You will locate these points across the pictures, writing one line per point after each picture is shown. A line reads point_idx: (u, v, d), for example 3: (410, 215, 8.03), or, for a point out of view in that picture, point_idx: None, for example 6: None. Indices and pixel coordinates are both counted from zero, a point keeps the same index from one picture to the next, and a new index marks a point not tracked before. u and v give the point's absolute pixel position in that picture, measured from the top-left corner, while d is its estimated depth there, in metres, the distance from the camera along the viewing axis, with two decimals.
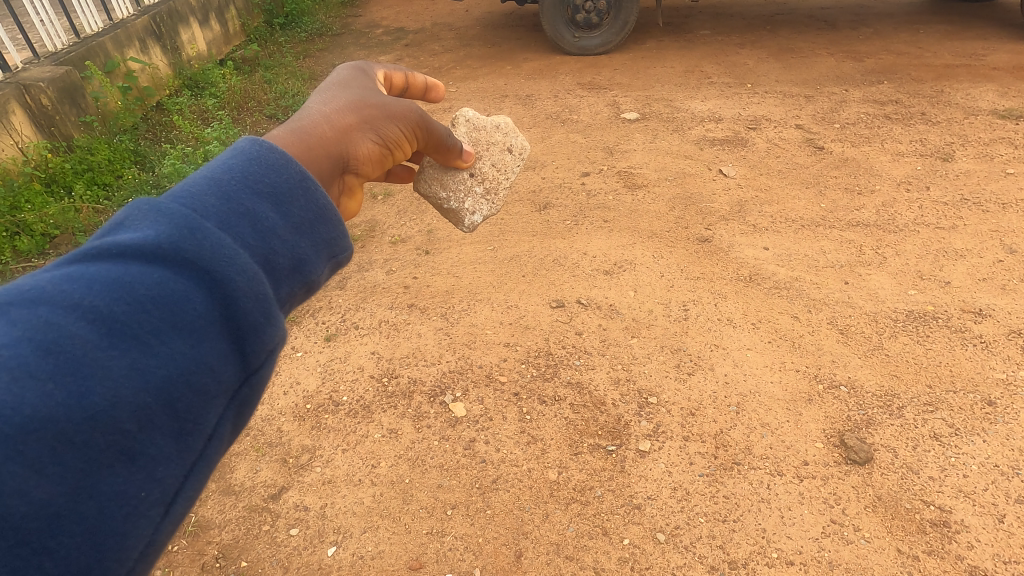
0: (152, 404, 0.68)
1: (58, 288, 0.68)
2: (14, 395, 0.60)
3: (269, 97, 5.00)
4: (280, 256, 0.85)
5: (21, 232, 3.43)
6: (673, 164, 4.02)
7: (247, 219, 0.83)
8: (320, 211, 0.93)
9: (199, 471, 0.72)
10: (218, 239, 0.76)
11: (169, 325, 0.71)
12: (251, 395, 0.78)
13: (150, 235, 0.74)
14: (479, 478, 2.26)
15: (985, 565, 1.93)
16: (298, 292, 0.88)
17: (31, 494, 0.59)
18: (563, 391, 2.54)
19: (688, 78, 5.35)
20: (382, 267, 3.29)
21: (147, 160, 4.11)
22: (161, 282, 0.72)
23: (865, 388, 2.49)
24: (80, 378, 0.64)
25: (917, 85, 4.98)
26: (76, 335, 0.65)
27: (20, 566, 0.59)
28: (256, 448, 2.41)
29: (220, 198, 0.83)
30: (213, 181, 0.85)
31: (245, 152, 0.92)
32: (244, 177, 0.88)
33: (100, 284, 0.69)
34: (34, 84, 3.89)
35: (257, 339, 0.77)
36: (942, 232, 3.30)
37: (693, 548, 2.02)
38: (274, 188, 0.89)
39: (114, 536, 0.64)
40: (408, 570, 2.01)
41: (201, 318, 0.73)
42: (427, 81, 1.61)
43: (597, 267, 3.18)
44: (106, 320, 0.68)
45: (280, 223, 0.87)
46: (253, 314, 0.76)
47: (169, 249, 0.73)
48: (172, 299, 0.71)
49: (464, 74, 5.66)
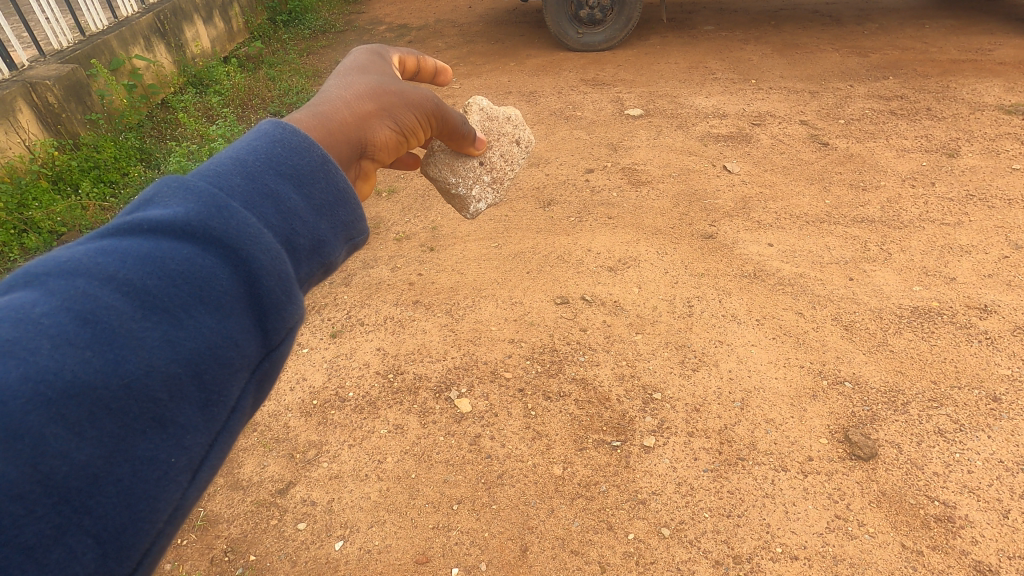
0: (183, 374, 0.69)
1: (91, 260, 0.70)
2: (55, 361, 0.61)
3: (274, 94, 5.01)
4: (301, 237, 0.86)
5: (28, 229, 3.45)
6: (678, 160, 4.02)
7: (270, 200, 0.85)
8: (340, 194, 0.94)
9: (223, 441, 0.73)
10: (244, 221, 0.78)
11: (197, 299, 0.72)
12: (271, 370, 0.80)
13: (180, 212, 0.76)
14: (485, 473, 2.27)
15: (989, 561, 1.94)
16: (315, 272, 0.90)
17: (72, 455, 0.60)
18: (568, 387, 2.55)
19: (693, 73, 5.34)
20: (387, 263, 3.30)
21: (153, 157, 4.13)
22: (190, 258, 0.73)
23: (870, 384, 2.49)
24: (115, 347, 0.65)
25: (923, 80, 4.96)
26: (111, 306, 0.67)
27: (61, 523, 0.60)
28: (263, 443, 2.43)
29: (244, 179, 0.84)
30: (239, 162, 0.86)
31: (268, 135, 0.93)
32: (268, 158, 0.89)
33: (132, 258, 0.71)
34: (40, 83, 3.90)
35: (279, 317, 0.79)
36: (947, 228, 3.30)
37: (698, 543, 2.03)
38: (297, 170, 0.91)
39: (146, 498, 0.66)
40: (414, 565, 2.03)
41: (227, 294, 0.75)
42: (438, 66, 1.61)
43: (601, 263, 3.18)
44: (137, 292, 0.69)
45: (300, 205, 0.88)
46: (275, 293, 0.78)
47: (198, 228, 0.75)
48: (200, 275, 0.73)
49: (467, 71, 5.66)
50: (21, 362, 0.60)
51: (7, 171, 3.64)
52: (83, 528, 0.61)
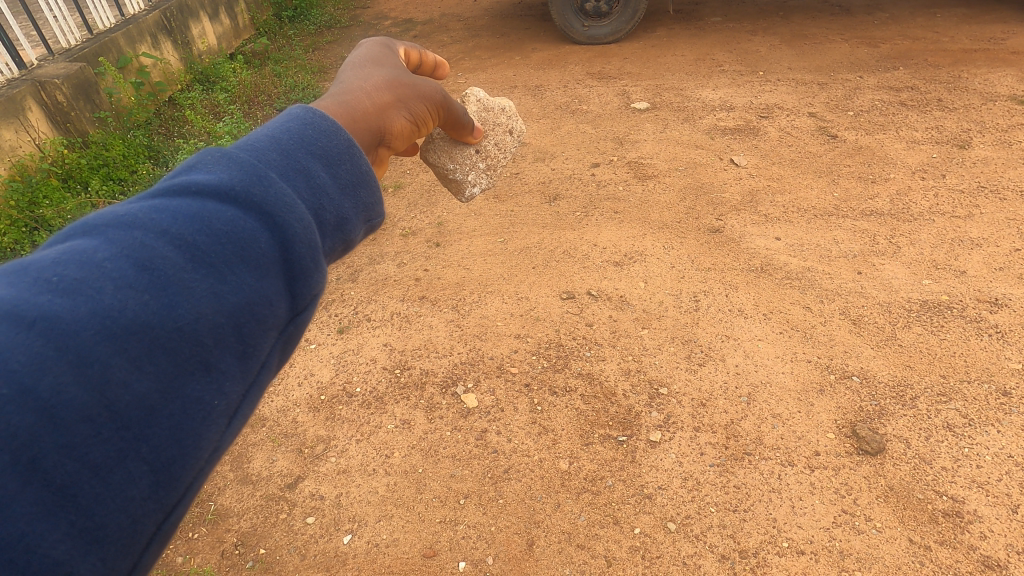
0: (225, 325, 0.69)
1: (145, 214, 0.70)
2: (118, 300, 0.62)
3: (280, 91, 5.04)
4: (327, 212, 0.85)
5: (38, 228, 3.47)
6: (684, 154, 3.99)
7: (302, 174, 0.85)
8: (363, 175, 0.94)
9: (254, 394, 0.72)
10: (281, 191, 0.79)
11: (238, 258, 0.72)
12: (294, 334, 0.79)
13: (224, 179, 0.76)
14: (491, 468, 2.28)
15: (998, 556, 1.93)
16: (336, 249, 0.88)
17: (133, 386, 0.61)
18: (573, 382, 2.55)
19: (699, 66, 5.30)
20: (393, 259, 3.31)
21: (161, 155, 4.16)
22: (234, 220, 0.74)
23: (877, 378, 2.48)
24: (168, 294, 0.65)
25: (934, 71, 4.89)
26: (165, 256, 0.67)
27: (123, 448, 0.60)
28: (272, 438, 2.46)
29: (280, 154, 0.85)
30: (275, 138, 0.87)
31: (298, 119, 0.93)
32: (300, 137, 0.89)
33: (183, 215, 0.71)
34: (50, 81, 3.93)
35: (305, 283, 0.78)
36: (957, 221, 3.26)
37: (704, 537, 2.03)
38: (326, 150, 0.90)
39: (192, 436, 0.65)
40: (421, 559, 2.05)
41: (264, 256, 0.74)
42: (438, 60, 1.62)
43: (607, 258, 3.18)
44: (185, 245, 0.69)
45: (328, 182, 0.88)
46: (305, 259, 0.78)
47: (240, 195, 0.76)
48: (243, 235, 0.73)
49: (473, 65, 5.64)
50: (88, 299, 0.61)
51: (18, 169, 3.66)
52: (140, 455, 0.61)
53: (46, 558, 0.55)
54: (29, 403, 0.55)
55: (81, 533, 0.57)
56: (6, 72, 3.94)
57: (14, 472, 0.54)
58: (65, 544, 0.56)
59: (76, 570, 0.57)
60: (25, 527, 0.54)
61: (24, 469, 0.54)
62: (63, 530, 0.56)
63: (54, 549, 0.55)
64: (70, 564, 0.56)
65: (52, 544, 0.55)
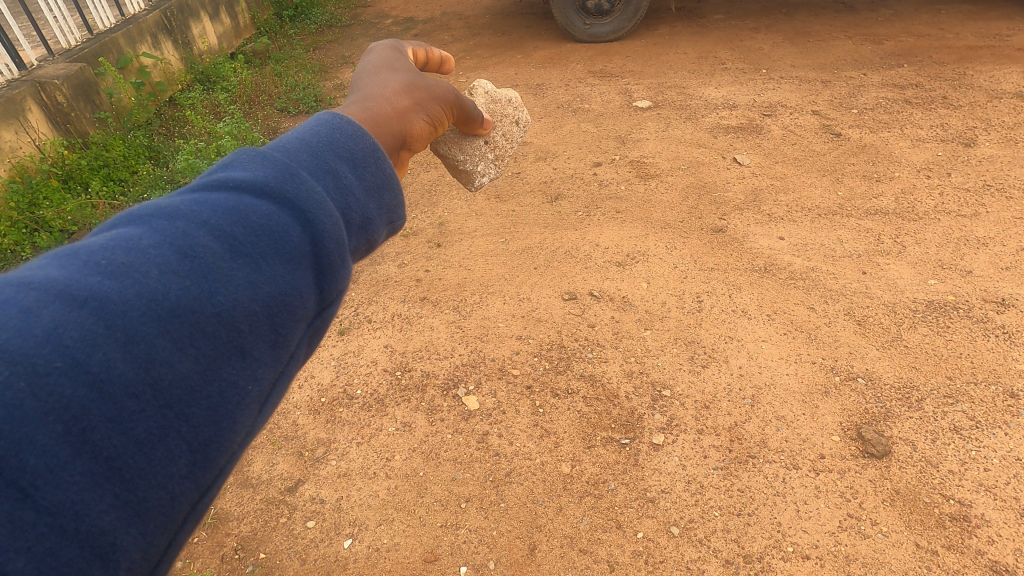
0: (260, 314, 0.66)
1: (185, 206, 0.69)
2: (162, 284, 0.60)
3: (280, 90, 5.03)
4: (352, 211, 0.82)
5: (39, 229, 3.46)
6: (687, 153, 3.96)
7: (331, 174, 0.82)
8: (387, 178, 0.90)
9: (283, 383, 0.69)
10: (311, 189, 0.77)
11: (273, 250, 0.70)
12: (321, 328, 0.75)
13: (259, 176, 0.75)
14: (493, 471, 2.27)
15: (1007, 561, 1.90)
16: (359, 250, 0.84)
17: (176, 366, 0.58)
18: (575, 384, 2.53)
19: (702, 64, 5.27)
20: (394, 260, 3.29)
21: (161, 155, 4.15)
22: (269, 214, 0.71)
23: (883, 380, 2.45)
24: (208, 281, 0.63)
25: (939, 68, 4.86)
26: (206, 245, 0.65)
27: (165, 425, 0.57)
28: (272, 441, 2.44)
29: (311, 155, 0.82)
30: (304, 140, 0.85)
31: (326, 123, 0.90)
32: (328, 139, 0.86)
33: (222, 208, 0.69)
34: (49, 82, 3.92)
35: (332, 279, 0.75)
36: (963, 220, 3.23)
37: (707, 542, 2.01)
38: (352, 153, 0.87)
39: (228, 418, 0.62)
40: (422, 563, 2.03)
41: (297, 249, 0.72)
42: (444, 56, 1.58)
43: (610, 258, 3.15)
44: (223, 235, 0.67)
45: (354, 183, 0.84)
46: (332, 254, 0.75)
47: (275, 191, 0.74)
48: (278, 229, 0.71)
49: (474, 64, 5.61)
50: (135, 282, 0.59)
51: (18, 171, 3.65)
52: (181, 434, 0.58)
53: (92, 528, 0.53)
54: (80, 375, 0.53)
55: (126, 506, 0.55)
56: (6, 73, 3.93)
57: (66, 441, 0.51)
58: (110, 515, 0.54)
59: (119, 542, 0.55)
60: (74, 496, 0.51)
61: (75, 439, 0.52)
62: (108, 501, 0.53)
63: (100, 518, 0.53)
64: (114, 535, 0.54)
65: (98, 515, 0.53)
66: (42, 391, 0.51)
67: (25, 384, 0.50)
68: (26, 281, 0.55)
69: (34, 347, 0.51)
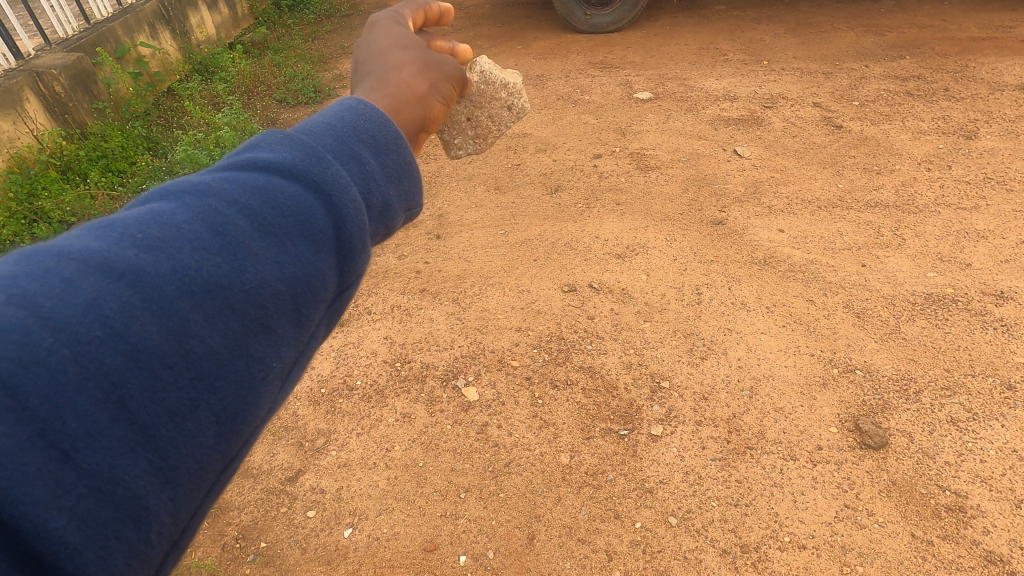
0: (285, 294, 0.66)
1: (216, 183, 0.69)
2: (193, 261, 0.61)
3: (279, 80, 4.99)
4: (374, 197, 0.81)
5: (37, 219, 3.45)
6: (687, 144, 3.96)
7: (355, 160, 0.80)
8: (409, 166, 0.88)
9: (304, 363, 0.70)
10: (337, 172, 0.76)
11: (298, 232, 0.69)
12: (340, 311, 0.76)
13: (286, 157, 0.74)
14: (492, 462, 2.28)
15: (1001, 551, 1.92)
16: (379, 235, 0.83)
17: (207, 340, 0.59)
18: (575, 375, 2.54)
19: (703, 55, 5.24)
20: (394, 251, 3.29)
21: (159, 146, 4.13)
22: (295, 195, 0.71)
23: (881, 372, 2.46)
24: (237, 259, 0.64)
25: (940, 59, 4.83)
26: (235, 224, 0.66)
27: (196, 396, 0.58)
28: (273, 432, 2.45)
29: (336, 139, 0.81)
30: (330, 123, 0.83)
31: (352, 106, 0.89)
32: (353, 122, 0.85)
33: (251, 187, 0.70)
34: (47, 72, 3.89)
35: (353, 264, 0.75)
36: (963, 213, 3.23)
37: (705, 532, 2.03)
38: (376, 139, 0.86)
39: (253, 394, 0.63)
40: (422, 552, 2.05)
41: (322, 232, 0.72)
42: (442, 10, 1.56)
43: (609, 250, 3.15)
44: (251, 215, 0.67)
45: (377, 169, 0.83)
46: (355, 238, 0.74)
47: (301, 173, 0.73)
48: (304, 211, 0.71)
49: (474, 55, 5.58)
50: (168, 257, 0.60)
51: (16, 161, 3.64)
52: (211, 405, 0.60)
53: (127, 491, 0.54)
54: (119, 345, 0.54)
55: (158, 472, 0.56)
56: (3, 63, 3.91)
57: (105, 407, 0.53)
58: (143, 480, 0.55)
59: (151, 506, 0.56)
60: (110, 460, 0.53)
61: (112, 406, 0.53)
62: (141, 467, 0.55)
63: (135, 483, 0.55)
64: (146, 499, 0.56)
65: (133, 479, 0.54)
66: (83, 358, 0.52)
67: (67, 351, 0.51)
68: (67, 252, 0.57)
69: (74, 316, 0.52)
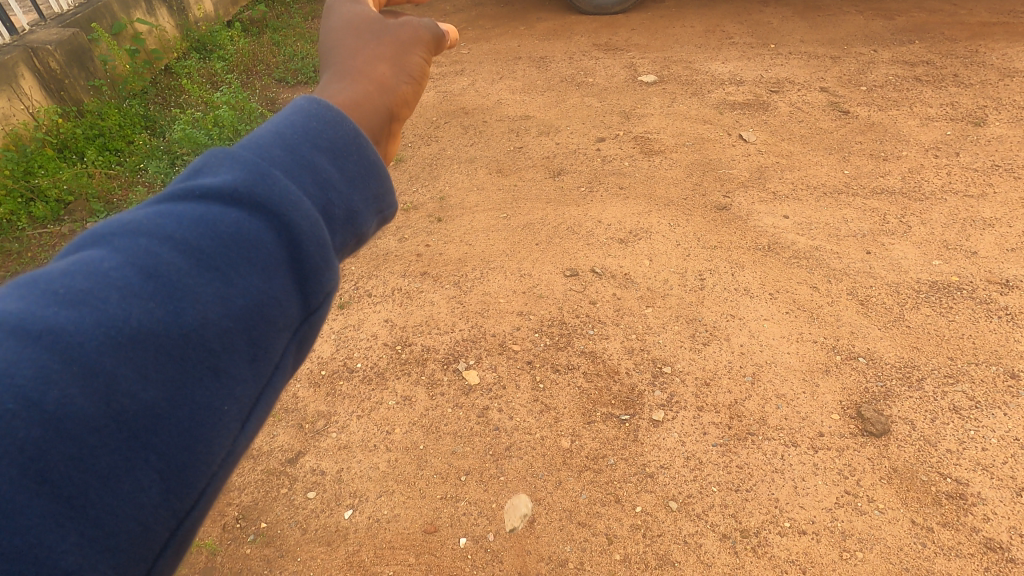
0: (232, 330, 0.64)
1: (150, 221, 0.66)
2: (123, 310, 0.58)
3: (279, 59, 4.91)
4: (334, 206, 0.76)
5: (35, 198, 3.43)
6: (692, 129, 3.91)
7: (307, 168, 0.75)
8: (372, 165, 0.83)
9: (268, 396, 0.67)
10: (284, 186, 0.71)
11: (243, 262, 0.66)
12: (309, 333, 0.73)
13: (226, 179, 0.70)
14: (493, 445, 2.28)
15: (1000, 538, 1.93)
16: (346, 245, 0.79)
17: (139, 395, 0.57)
18: (576, 360, 2.53)
19: (709, 38, 5.15)
20: (395, 234, 3.26)
21: (157, 125, 4.07)
22: (237, 222, 0.67)
23: (884, 359, 2.45)
24: (172, 302, 0.61)
25: (950, 45, 4.76)
26: (169, 265, 0.63)
27: (130, 457, 0.56)
28: (273, 413, 2.45)
29: (284, 149, 0.76)
30: (278, 131, 0.78)
31: (304, 107, 0.83)
32: (306, 129, 0.79)
33: (188, 219, 0.66)
34: (42, 48, 3.83)
35: (313, 285, 0.71)
36: (970, 200, 3.20)
37: (705, 517, 2.03)
38: (331, 141, 0.80)
39: (204, 440, 0.61)
40: (422, 534, 2.06)
41: (271, 257, 0.68)
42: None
43: (612, 235, 3.13)
44: (189, 251, 0.64)
45: (334, 175, 0.78)
46: (313, 255, 0.71)
47: (242, 194, 0.68)
48: (247, 238, 0.67)
49: (476, 35, 5.49)
50: (94, 310, 0.57)
51: (11, 138, 3.60)
52: (150, 462, 0.57)
53: (57, 565, 0.52)
54: (35, 416, 0.52)
55: (93, 540, 0.54)
56: None
57: (24, 484, 0.51)
58: (74, 552, 0.53)
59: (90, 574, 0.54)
60: (33, 536, 0.51)
61: (31, 481, 0.51)
62: (71, 540, 0.53)
63: (63, 559, 0.52)
64: (81, 568, 0.54)
65: (61, 553, 0.52)
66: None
67: None
68: None
69: None
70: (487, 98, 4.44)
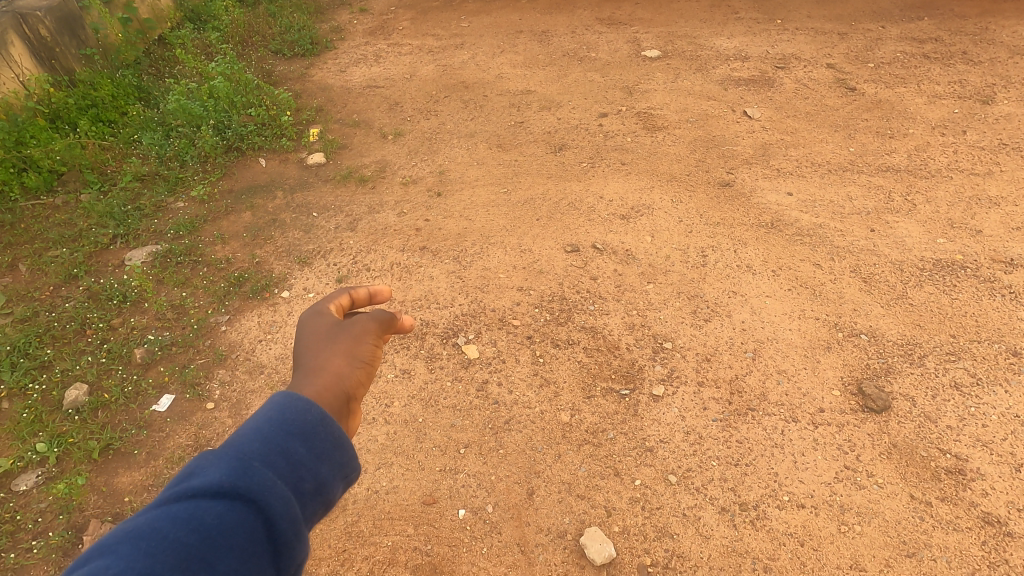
0: None
1: (144, 522, 0.73)
2: None
3: (274, 31, 4.79)
4: (305, 482, 0.86)
5: (27, 168, 3.37)
6: (695, 105, 3.85)
7: (283, 455, 0.85)
8: (339, 440, 0.93)
9: None
10: (264, 477, 0.80)
11: (227, 550, 0.74)
12: None
13: (213, 475, 0.78)
14: (492, 419, 2.27)
15: (998, 513, 1.93)
16: (315, 515, 0.87)
17: None
18: (577, 335, 2.52)
19: (715, 13, 5.05)
20: (393, 208, 3.22)
21: (151, 96, 4.01)
22: (223, 513, 0.76)
23: (886, 337, 2.44)
24: None
25: (960, 22, 4.67)
26: (161, 566, 0.70)
27: None
28: (271, 385, 2.43)
29: (263, 441, 0.86)
30: (257, 426, 0.88)
31: (278, 398, 0.94)
32: (279, 419, 0.90)
33: (180, 517, 0.74)
34: (31, 14, 3.74)
35: (286, 560, 0.79)
36: (976, 178, 3.16)
37: (705, 490, 2.04)
38: (303, 425, 0.91)
39: None
40: (421, 505, 2.06)
41: (252, 542, 0.76)
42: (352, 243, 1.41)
43: (613, 211, 3.09)
44: (179, 551, 0.72)
45: (305, 454, 0.88)
46: (287, 535, 0.79)
47: (226, 490, 0.77)
48: (232, 529, 0.75)
49: (477, 8, 5.37)
50: None
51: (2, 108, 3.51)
52: None
53: None
54: None
55: None
56: None
57: None
58: None
59: None
60: None
61: None
62: None
63: None
64: None
65: None
66: None
67: None
68: None
69: None
70: (488, 72, 4.36)
